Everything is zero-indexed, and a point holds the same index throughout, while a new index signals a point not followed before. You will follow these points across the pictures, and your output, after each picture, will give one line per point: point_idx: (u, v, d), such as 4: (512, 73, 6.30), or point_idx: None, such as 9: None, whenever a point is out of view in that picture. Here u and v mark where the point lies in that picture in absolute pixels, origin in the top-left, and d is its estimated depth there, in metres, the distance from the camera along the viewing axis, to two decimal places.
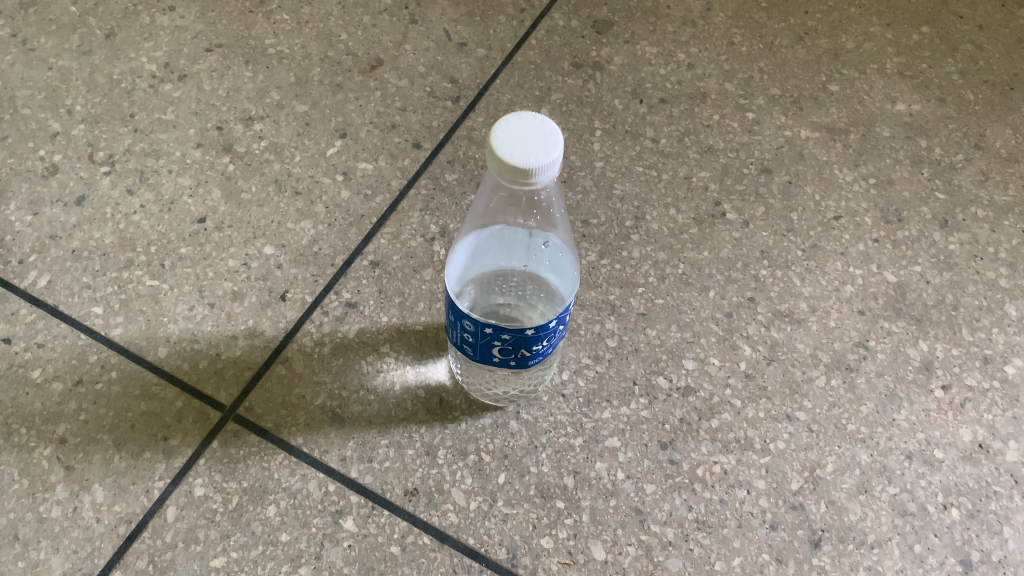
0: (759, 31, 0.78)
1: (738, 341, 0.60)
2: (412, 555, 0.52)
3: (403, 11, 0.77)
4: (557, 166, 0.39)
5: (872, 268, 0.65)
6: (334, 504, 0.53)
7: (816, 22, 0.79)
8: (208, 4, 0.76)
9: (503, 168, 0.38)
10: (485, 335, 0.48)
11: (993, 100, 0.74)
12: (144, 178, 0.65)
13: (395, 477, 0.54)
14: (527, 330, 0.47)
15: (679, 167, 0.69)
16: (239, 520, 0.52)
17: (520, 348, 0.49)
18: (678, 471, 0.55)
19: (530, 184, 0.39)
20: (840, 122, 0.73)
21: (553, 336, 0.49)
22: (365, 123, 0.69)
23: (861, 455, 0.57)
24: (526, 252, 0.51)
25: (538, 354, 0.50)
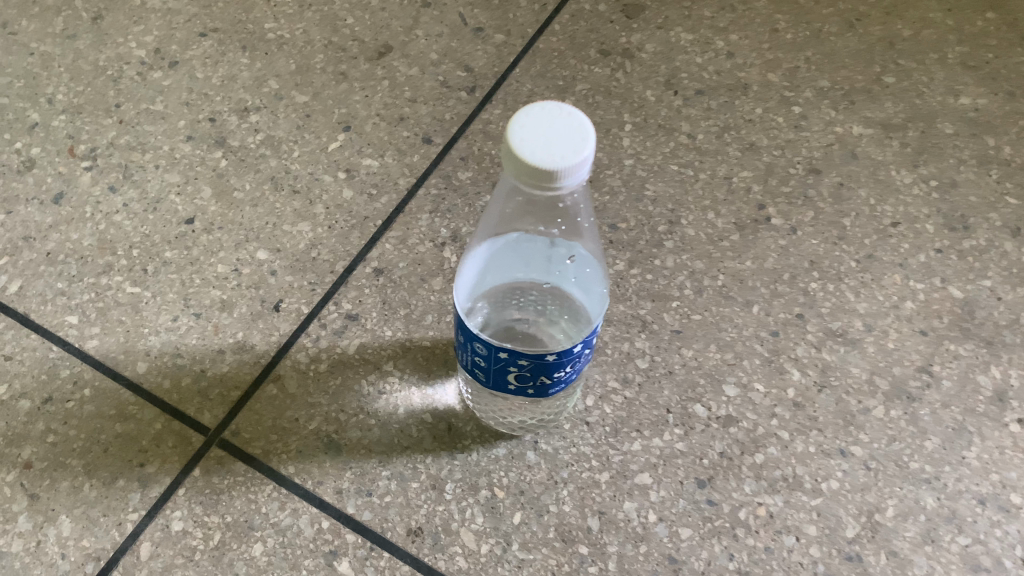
0: (805, 17, 0.71)
1: (786, 363, 0.54)
2: None
3: None
4: (589, 166, 0.32)
5: (936, 282, 0.58)
6: (327, 545, 0.47)
7: (869, 7, 0.72)
8: None
9: (522, 169, 0.32)
10: (500, 361, 0.42)
11: None
12: (128, 174, 0.60)
13: (397, 514, 0.48)
14: (548, 356, 0.41)
15: (718, 166, 0.62)
16: (220, 560, 0.46)
17: (539, 375, 0.42)
18: (718, 513, 0.49)
19: (554, 189, 0.32)
20: (896, 118, 0.65)
21: (578, 361, 0.43)
22: (371, 116, 0.63)
23: (927, 499, 0.50)
24: (547, 265, 0.45)
25: (560, 382, 0.44)
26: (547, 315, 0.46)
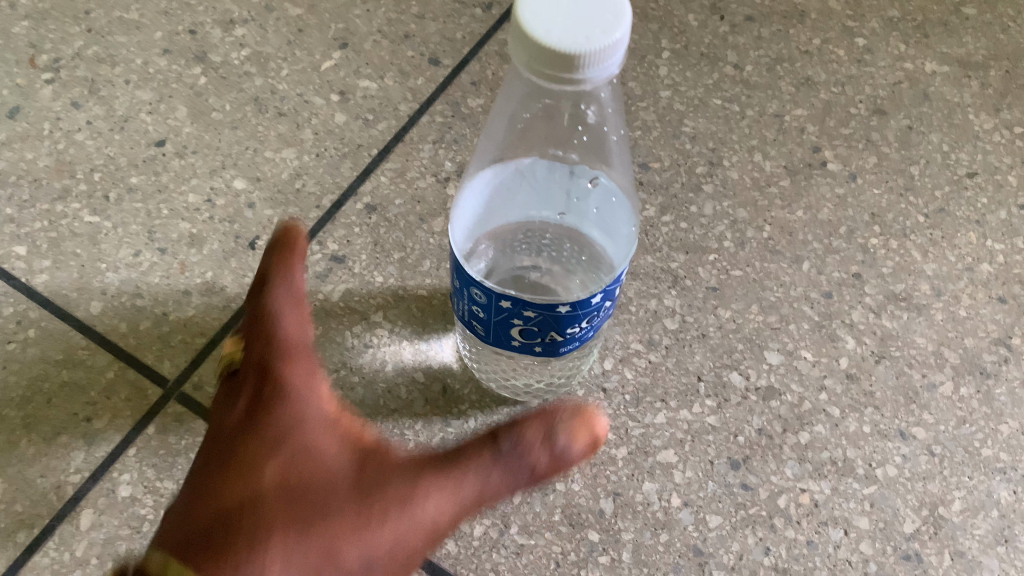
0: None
1: (839, 330, 0.46)
2: None
3: None
4: (622, 53, 0.25)
5: (1018, 242, 0.49)
6: None
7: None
8: None
9: (535, 55, 0.25)
10: (499, 309, 0.35)
11: None
12: (94, 89, 0.52)
13: None
14: (560, 307, 0.34)
15: (768, 102, 0.54)
16: None
17: (548, 330, 0.35)
18: (753, 500, 0.42)
19: (576, 81, 0.25)
20: (977, 55, 0.56)
21: (596, 315, 0.36)
22: (372, 33, 0.55)
23: (1000, 493, 0.42)
24: (564, 200, 0.38)
25: (573, 339, 0.37)
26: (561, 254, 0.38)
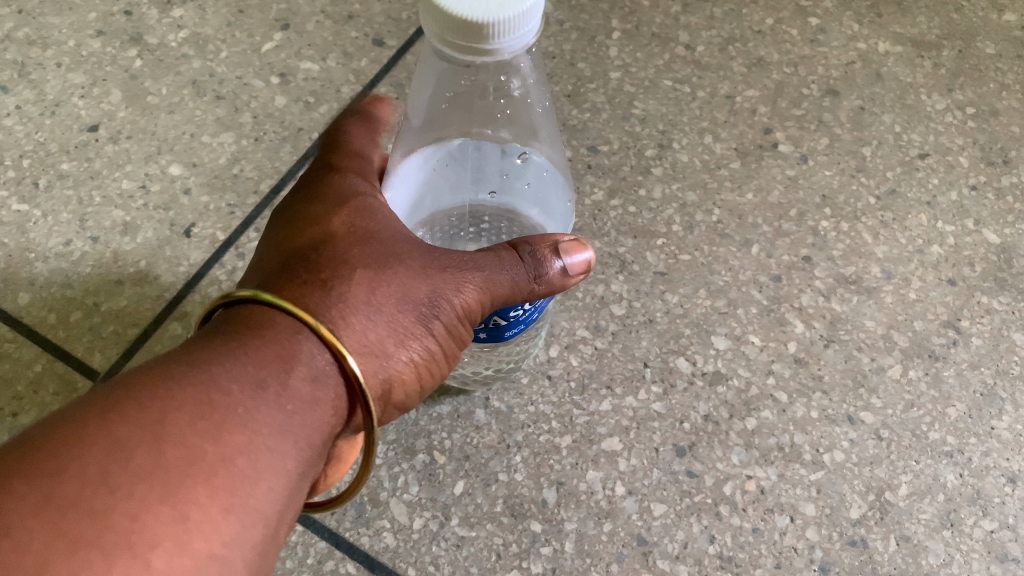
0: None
1: (788, 315, 0.46)
2: None
3: None
4: (537, 20, 0.26)
5: (969, 224, 0.49)
6: None
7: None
8: None
9: (447, 24, 0.25)
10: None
11: None
12: (24, 73, 0.51)
13: None
14: None
15: (719, 83, 0.53)
16: None
17: (490, 317, 0.34)
18: (699, 487, 0.41)
19: (491, 51, 0.26)
20: (930, 35, 0.56)
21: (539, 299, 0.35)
22: (315, 13, 0.54)
23: (947, 476, 0.42)
24: (500, 179, 0.37)
25: (516, 323, 0.36)
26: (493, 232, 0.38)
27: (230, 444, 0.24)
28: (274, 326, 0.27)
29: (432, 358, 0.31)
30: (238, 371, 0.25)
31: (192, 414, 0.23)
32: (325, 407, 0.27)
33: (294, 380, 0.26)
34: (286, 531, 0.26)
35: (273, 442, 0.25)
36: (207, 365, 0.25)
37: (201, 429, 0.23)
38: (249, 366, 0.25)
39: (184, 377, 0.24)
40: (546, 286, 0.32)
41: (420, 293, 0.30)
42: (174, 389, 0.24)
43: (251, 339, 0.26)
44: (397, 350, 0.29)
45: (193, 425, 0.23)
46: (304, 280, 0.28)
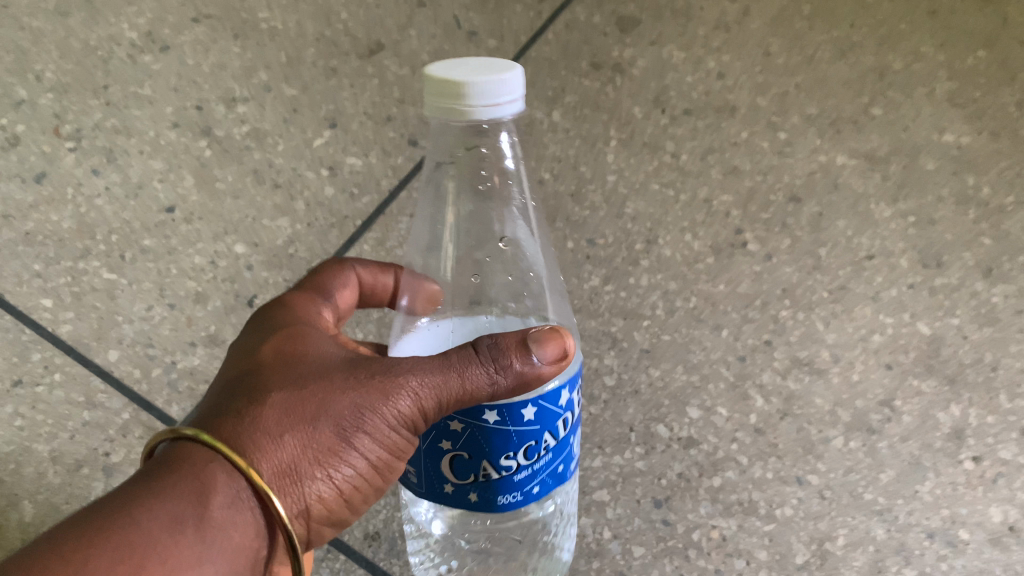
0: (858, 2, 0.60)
1: (750, 390, 0.57)
2: None
3: None
4: (508, 88, 0.39)
5: (904, 316, 0.57)
6: None
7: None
8: None
9: (446, 89, 0.38)
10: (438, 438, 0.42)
11: None
12: (112, 159, 0.61)
13: (359, 516, 0.57)
14: (487, 418, 0.41)
15: (698, 188, 0.60)
16: None
17: (485, 459, 0.42)
18: (672, 533, 0.56)
19: (475, 107, 0.39)
20: (881, 150, 0.59)
21: (530, 448, 0.42)
22: (359, 114, 0.62)
23: (878, 530, 0.54)
24: None
25: (517, 477, 0.42)
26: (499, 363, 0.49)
27: (156, 574, 0.33)
28: (192, 467, 0.36)
29: (360, 469, 0.40)
30: (155, 516, 0.34)
31: (115, 561, 0.33)
32: (240, 529, 0.37)
33: (212, 510, 0.36)
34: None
35: (191, 565, 0.34)
36: (126, 516, 0.34)
37: (123, 571, 0.32)
38: (169, 507, 0.35)
39: (107, 534, 0.33)
40: (508, 376, 0.40)
41: (339, 410, 0.39)
42: (98, 543, 0.33)
43: (171, 483, 0.35)
44: (323, 459, 0.39)
45: (124, 567, 0.33)
46: (234, 411, 0.38)
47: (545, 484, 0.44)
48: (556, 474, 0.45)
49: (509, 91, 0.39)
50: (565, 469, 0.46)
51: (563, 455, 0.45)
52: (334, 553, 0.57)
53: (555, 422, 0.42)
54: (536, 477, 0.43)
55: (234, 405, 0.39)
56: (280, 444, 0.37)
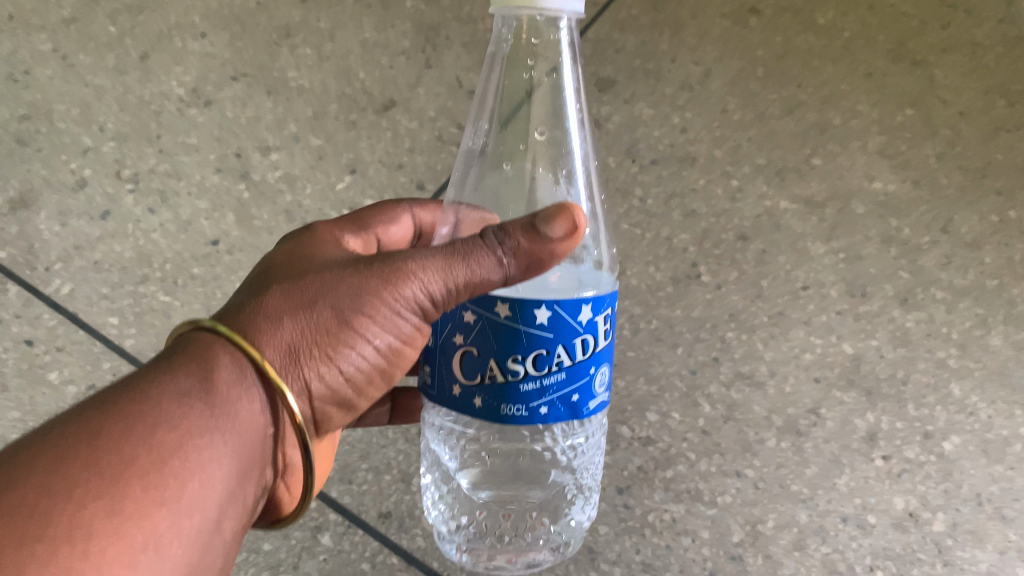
0: (806, 67, 0.68)
1: (700, 398, 0.69)
2: (381, 570, 0.68)
3: (420, 53, 0.73)
4: None
5: (832, 338, 0.68)
6: (314, 520, 0.69)
7: (874, 55, 0.67)
8: (237, 30, 0.74)
9: None
10: (460, 335, 0.49)
11: None
12: (165, 199, 0.75)
13: (371, 500, 0.69)
14: (498, 311, 0.47)
15: (662, 227, 0.71)
16: None
17: (496, 358, 0.47)
18: (632, 515, 0.70)
19: None
20: (819, 196, 0.69)
21: (542, 354, 0.47)
22: (374, 162, 0.75)
23: (801, 515, 0.68)
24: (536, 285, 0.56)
25: (527, 385, 0.47)
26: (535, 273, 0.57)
27: (167, 434, 0.42)
28: (206, 353, 0.46)
29: (357, 351, 0.51)
30: (166, 395, 0.43)
31: (129, 426, 0.41)
32: (243, 404, 0.46)
33: (219, 383, 0.45)
34: (225, 484, 0.44)
35: (198, 429, 0.43)
36: (141, 396, 0.43)
37: (137, 434, 0.41)
38: (180, 385, 0.44)
39: (122, 411, 0.41)
40: (463, 266, 0.47)
41: (335, 295, 0.49)
42: (114, 419, 0.41)
43: (183, 371, 0.45)
44: (322, 333, 0.49)
45: (141, 427, 0.41)
46: (247, 306, 0.49)
47: (555, 408, 0.48)
48: (568, 403, 0.49)
49: None
50: (582, 402, 0.50)
51: (580, 385, 0.49)
52: (353, 529, 0.69)
53: (569, 339, 0.48)
54: (544, 395, 0.48)
55: (251, 301, 0.49)
56: (284, 327, 0.48)
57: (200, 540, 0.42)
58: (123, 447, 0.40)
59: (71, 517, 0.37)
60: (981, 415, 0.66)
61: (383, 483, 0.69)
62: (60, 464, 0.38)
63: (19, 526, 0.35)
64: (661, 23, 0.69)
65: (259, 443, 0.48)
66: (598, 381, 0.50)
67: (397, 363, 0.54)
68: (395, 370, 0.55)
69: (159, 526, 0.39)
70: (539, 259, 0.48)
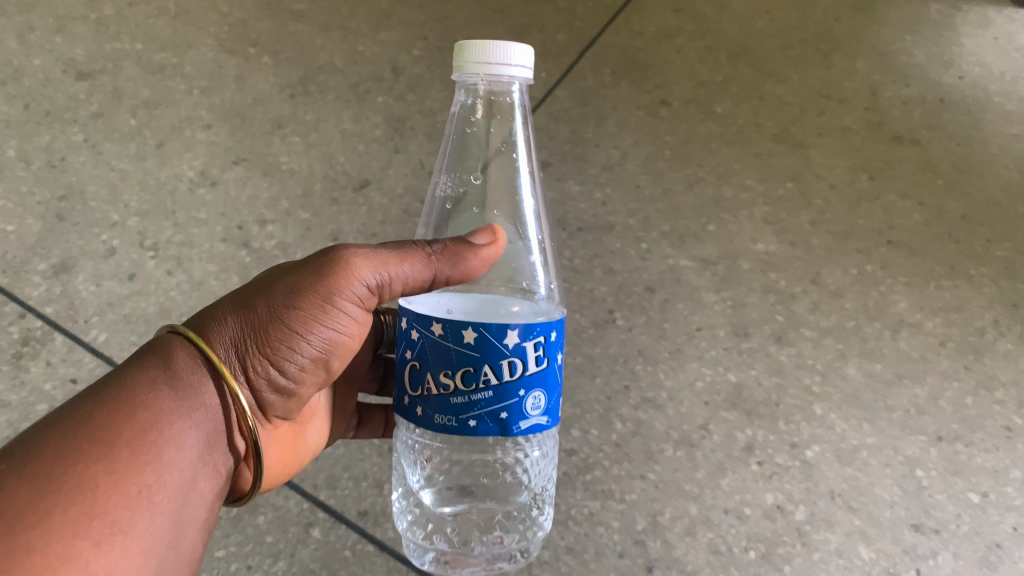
0: (705, 148, 0.87)
1: (614, 418, 0.86)
2: (360, 557, 0.81)
3: (389, 140, 0.91)
4: (501, 56, 0.60)
5: (719, 369, 0.85)
6: (307, 518, 0.81)
7: (762, 138, 0.87)
8: (236, 121, 0.92)
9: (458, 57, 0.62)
10: (410, 350, 0.61)
11: (913, 245, 0.85)
12: (180, 264, 0.91)
13: (352, 501, 0.82)
14: (433, 328, 0.58)
15: (586, 282, 0.87)
16: (234, 524, 0.81)
17: (433, 372, 0.58)
18: (559, 509, 0.84)
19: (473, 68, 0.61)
20: (712, 255, 0.86)
21: (472, 373, 0.57)
22: (353, 232, 0.91)
23: (693, 508, 0.83)
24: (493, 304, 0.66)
25: (458, 398, 0.57)
26: (496, 299, 0.66)
27: (145, 412, 0.53)
28: (169, 351, 0.58)
29: (292, 339, 0.62)
30: (139, 382, 0.55)
31: (113, 407, 0.52)
32: (203, 388, 0.58)
33: (179, 370, 0.57)
34: (193, 450, 0.56)
35: (168, 405, 0.55)
36: (119, 384, 0.54)
37: (119, 412, 0.52)
38: (149, 374, 0.56)
39: (106, 397, 0.53)
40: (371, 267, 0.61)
41: (270, 299, 0.61)
42: (100, 402, 0.52)
43: (149, 364, 0.56)
44: (260, 327, 0.61)
45: (123, 405, 0.53)
46: (203, 313, 0.62)
47: (484, 421, 0.57)
48: (497, 419, 0.57)
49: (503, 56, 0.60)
50: (512, 421, 0.58)
51: (509, 404, 0.57)
52: (338, 523, 0.81)
53: (494, 359, 0.56)
54: (472, 409, 0.57)
55: (208, 306, 0.63)
56: (227, 323, 0.60)
57: (178, 492, 0.54)
58: (111, 421, 0.51)
59: (81, 474, 0.48)
60: (837, 428, 0.83)
61: (361, 488, 0.82)
62: (64, 434, 0.50)
63: (43, 483, 0.47)
64: (587, 115, 0.89)
65: (218, 418, 0.60)
66: (528, 403, 0.58)
67: (333, 352, 0.65)
68: (333, 360, 0.66)
69: (146, 481, 0.51)
70: (461, 254, 0.62)
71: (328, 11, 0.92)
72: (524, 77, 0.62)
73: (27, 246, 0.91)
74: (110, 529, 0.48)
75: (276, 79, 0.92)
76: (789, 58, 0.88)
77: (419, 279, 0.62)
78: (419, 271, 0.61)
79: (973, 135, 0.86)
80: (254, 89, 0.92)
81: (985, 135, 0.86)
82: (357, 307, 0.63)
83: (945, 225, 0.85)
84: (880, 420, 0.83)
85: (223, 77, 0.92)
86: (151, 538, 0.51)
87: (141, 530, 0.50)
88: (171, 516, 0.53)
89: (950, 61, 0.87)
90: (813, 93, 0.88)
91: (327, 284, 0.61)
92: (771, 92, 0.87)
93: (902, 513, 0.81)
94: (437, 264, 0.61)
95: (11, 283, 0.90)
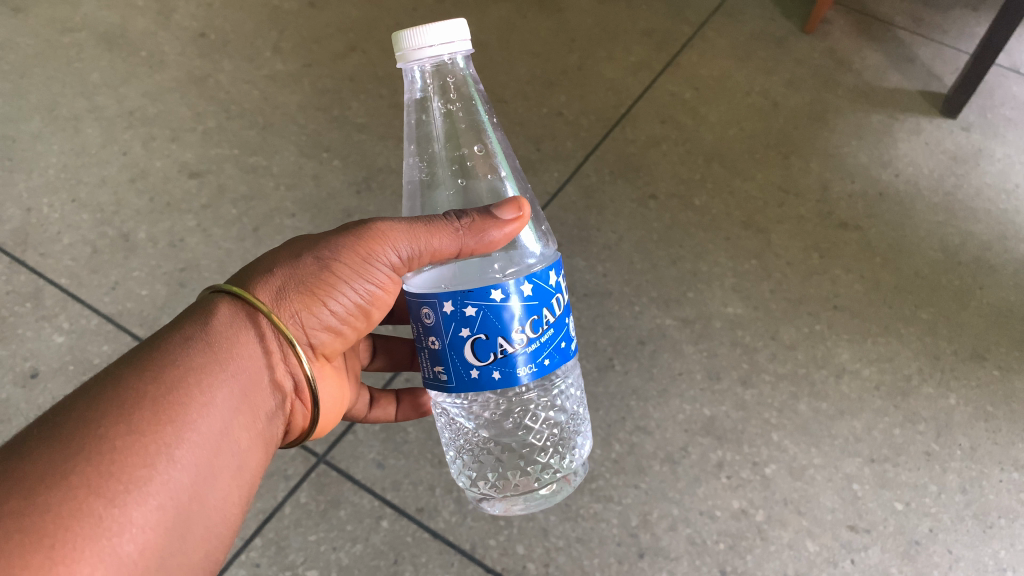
0: (685, 232, 1.12)
1: (613, 440, 1.04)
2: (420, 541, 1.02)
3: None
4: (422, 39, 0.63)
5: (696, 405, 1.04)
6: (378, 512, 1.03)
7: (732, 225, 1.12)
8: (317, 215, 1.15)
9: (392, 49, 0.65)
10: (465, 325, 0.65)
11: (856, 310, 1.07)
12: None
13: (412, 499, 1.04)
14: (494, 297, 0.64)
15: (589, 335, 1.08)
16: (324, 516, 1.03)
17: (499, 337, 0.65)
18: (570, 509, 1.01)
19: (405, 58, 0.64)
20: (690, 315, 1.08)
21: (536, 321, 0.66)
22: None
23: (675, 510, 1.00)
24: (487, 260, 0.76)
25: (529, 346, 0.66)
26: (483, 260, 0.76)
27: (173, 371, 0.56)
28: (210, 314, 0.62)
29: (336, 291, 0.67)
30: (172, 345, 0.58)
31: (145, 368, 0.56)
32: (239, 347, 0.62)
33: (217, 327, 0.61)
34: (221, 409, 0.58)
35: (200, 363, 0.58)
36: (157, 347, 0.58)
37: (150, 373, 0.55)
38: (187, 333, 0.60)
39: (141, 358, 0.57)
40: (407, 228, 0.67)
41: (313, 259, 0.67)
42: (136, 364, 0.56)
43: (188, 325, 0.60)
44: (304, 284, 0.66)
45: (155, 366, 0.56)
46: (243, 279, 0.66)
47: (553, 355, 0.68)
48: (560, 350, 0.69)
49: (423, 39, 0.63)
50: (567, 345, 0.71)
51: (562, 334, 0.70)
52: (401, 516, 1.03)
53: (547, 301, 0.67)
54: (543, 348, 0.68)
55: (250, 268, 0.68)
56: (273, 280, 0.65)
57: (204, 448, 0.56)
58: (143, 379, 0.55)
59: (99, 436, 0.50)
60: (789, 451, 1.01)
61: (418, 490, 1.04)
62: (96, 396, 0.53)
63: (68, 436, 0.50)
64: (591, 206, 1.14)
65: (260, 374, 0.63)
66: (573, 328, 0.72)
67: (371, 302, 0.71)
68: (374, 309, 0.72)
69: (169, 436, 0.53)
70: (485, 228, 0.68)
71: (384, 125, 1.21)
72: (459, 48, 0.64)
73: (157, 305, 1.10)
74: (125, 485, 0.49)
75: (345, 178, 1.17)
76: (754, 160, 1.17)
77: (447, 249, 0.68)
78: (448, 242, 0.67)
79: (905, 224, 1.11)
80: (327, 186, 1.17)
81: (916, 223, 1.11)
82: (392, 268, 0.69)
83: (880, 293, 1.08)
84: (824, 444, 1.01)
85: (303, 175, 1.18)
86: (174, 492, 0.53)
87: (162, 483, 0.52)
88: (198, 469, 0.55)
89: (888, 162, 1.16)
90: (773, 189, 1.14)
91: (365, 241, 0.67)
92: (739, 187, 1.14)
93: (839, 516, 0.98)
94: (464, 237, 0.67)
95: (147, 333, 1.08)
